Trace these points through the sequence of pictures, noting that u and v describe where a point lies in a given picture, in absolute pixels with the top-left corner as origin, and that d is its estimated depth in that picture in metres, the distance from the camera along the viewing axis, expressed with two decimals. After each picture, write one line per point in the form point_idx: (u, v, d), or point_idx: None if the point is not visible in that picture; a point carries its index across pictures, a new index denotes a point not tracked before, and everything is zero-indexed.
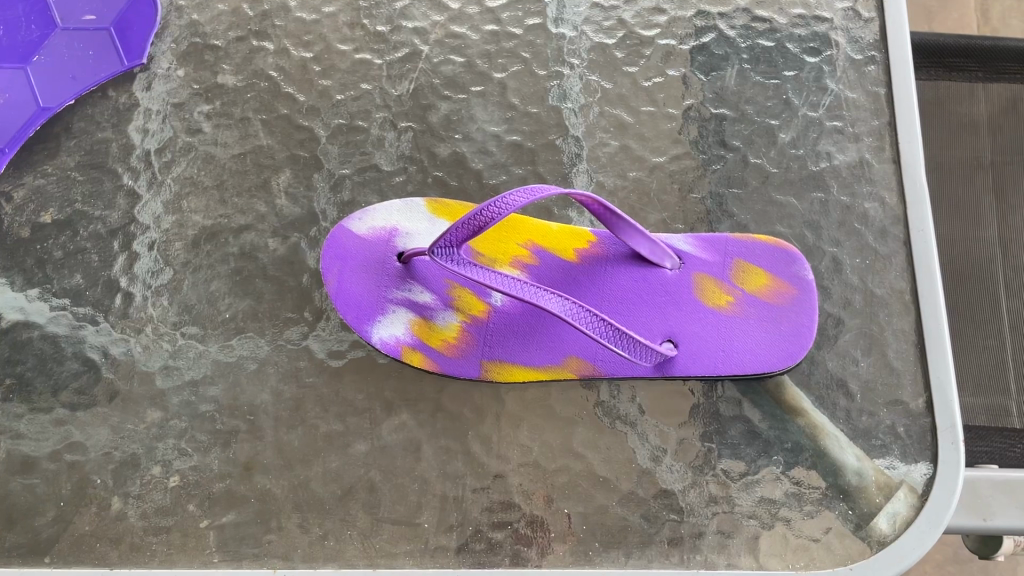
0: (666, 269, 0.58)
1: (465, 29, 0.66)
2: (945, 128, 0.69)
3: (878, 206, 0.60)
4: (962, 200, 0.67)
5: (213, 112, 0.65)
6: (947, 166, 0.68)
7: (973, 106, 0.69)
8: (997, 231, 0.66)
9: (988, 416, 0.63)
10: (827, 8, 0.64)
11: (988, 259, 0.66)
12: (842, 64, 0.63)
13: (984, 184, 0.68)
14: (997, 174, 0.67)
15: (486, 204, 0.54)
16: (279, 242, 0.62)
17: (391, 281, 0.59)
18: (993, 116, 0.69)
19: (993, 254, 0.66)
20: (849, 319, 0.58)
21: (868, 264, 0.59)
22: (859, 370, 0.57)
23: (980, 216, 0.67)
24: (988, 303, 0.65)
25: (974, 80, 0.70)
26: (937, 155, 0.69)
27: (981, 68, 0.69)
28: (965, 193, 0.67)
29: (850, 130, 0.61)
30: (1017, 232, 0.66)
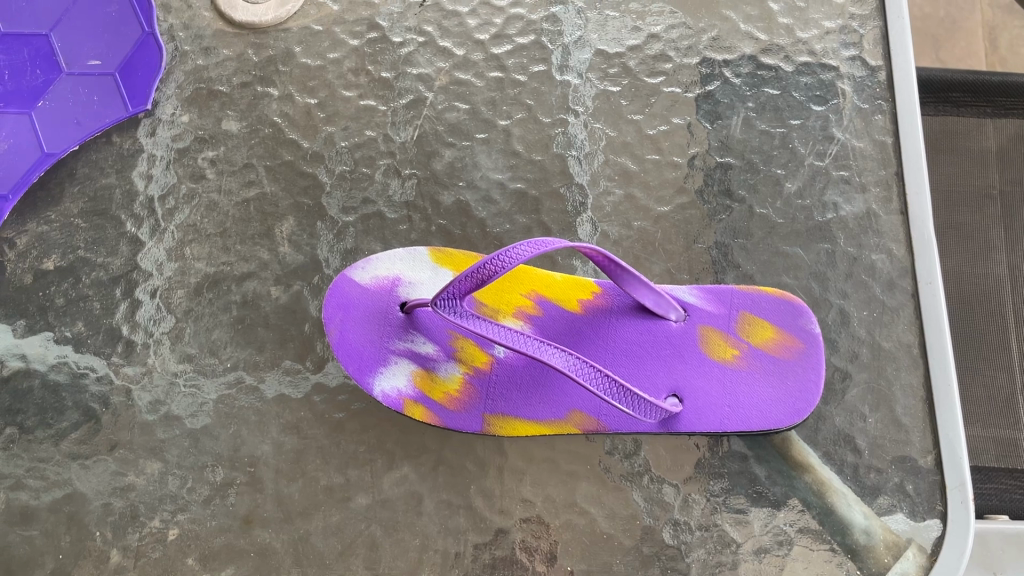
0: (671, 321, 0.58)
1: (470, 76, 0.66)
2: (951, 157, 0.64)
3: (885, 258, 0.59)
4: (969, 228, 0.63)
5: (217, 158, 0.65)
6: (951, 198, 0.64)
7: (982, 138, 0.64)
8: (1007, 260, 0.62)
9: (998, 452, 0.58)
10: (833, 56, 0.64)
11: (998, 294, 0.61)
12: (849, 113, 0.62)
13: (993, 213, 0.63)
14: (1007, 202, 0.62)
15: (489, 258, 0.53)
16: (282, 290, 0.62)
17: (394, 331, 0.58)
18: (1004, 144, 0.63)
19: (1003, 287, 0.61)
20: (856, 373, 0.58)
21: (876, 317, 0.58)
22: (866, 426, 0.57)
23: (989, 246, 0.62)
24: (998, 337, 0.60)
25: (983, 116, 0.64)
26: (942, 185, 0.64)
27: (990, 103, 0.64)
28: (972, 222, 0.63)
29: (857, 180, 0.61)
30: None
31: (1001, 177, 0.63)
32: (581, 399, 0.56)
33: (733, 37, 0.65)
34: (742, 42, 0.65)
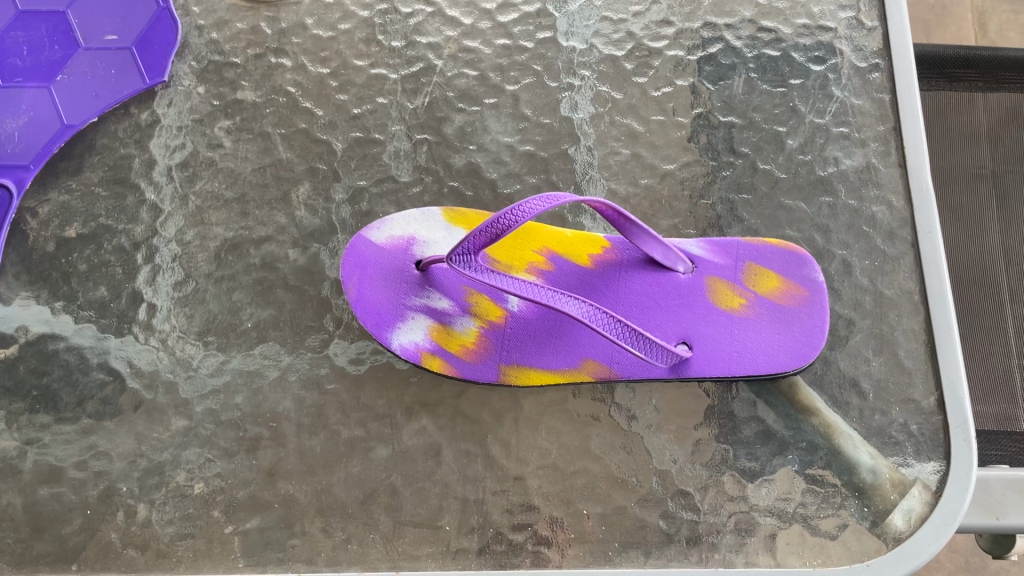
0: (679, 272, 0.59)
1: (478, 43, 0.67)
2: (947, 138, 0.70)
3: (886, 210, 0.61)
4: (966, 210, 0.69)
5: (233, 128, 0.67)
6: (950, 177, 0.69)
7: (973, 117, 0.70)
8: (1000, 241, 0.68)
9: (998, 422, 0.63)
10: (831, 17, 0.66)
11: (992, 266, 0.67)
12: (847, 71, 0.64)
13: (986, 193, 0.69)
14: (998, 184, 0.69)
15: (503, 211, 0.55)
16: (299, 252, 0.63)
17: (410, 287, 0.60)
18: (993, 126, 0.70)
19: (997, 264, 0.67)
20: (859, 320, 0.59)
21: (878, 265, 0.60)
22: (871, 370, 0.58)
23: (983, 226, 0.68)
24: (994, 311, 0.66)
25: (974, 90, 0.71)
26: (939, 165, 0.70)
27: (981, 78, 0.71)
28: (969, 203, 0.69)
29: (857, 136, 0.63)
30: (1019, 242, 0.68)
31: (992, 157, 0.70)
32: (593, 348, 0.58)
33: (733, 1, 0.67)
34: (742, 6, 0.67)
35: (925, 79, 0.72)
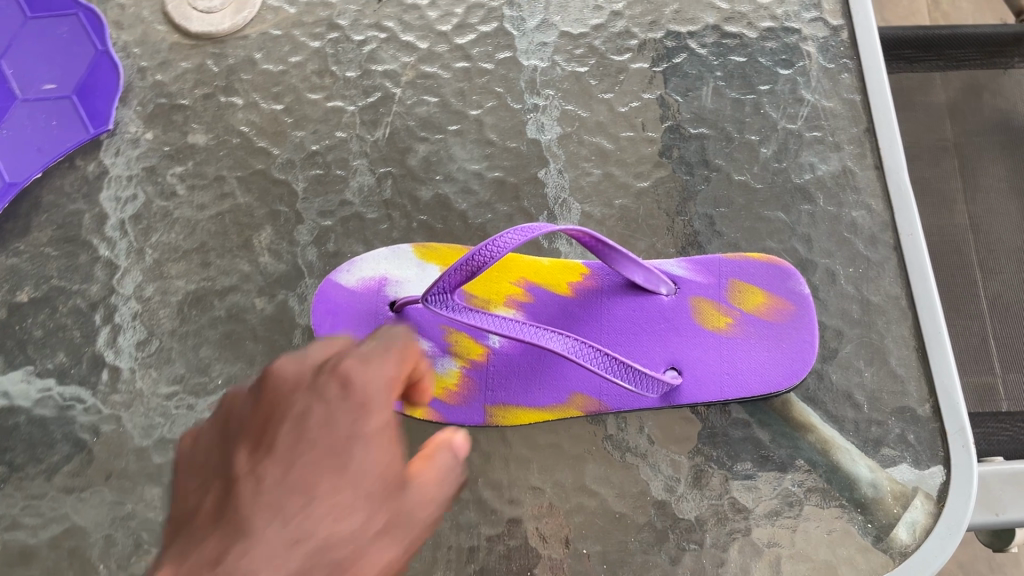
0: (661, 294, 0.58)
1: (436, 68, 0.65)
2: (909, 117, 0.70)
3: (866, 214, 0.60)
4: (930, 183, 0.68)
5: (186, 174, 0.64)
6: (914, 151, 0.69)
7: (935, 96, 0.70)
8: (967, 214, 0.67)
9: (978, 398, 0.62)
10: (795, 19, 0.64)
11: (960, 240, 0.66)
12: (816, 73, 0.63)
13: (950, 167, 0.68)
14: (962, 157, 0.68)
15: (478, 248, 0.52)
16: (266, 301, 0.61)
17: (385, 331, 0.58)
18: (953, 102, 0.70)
19: (967, 237, 0.66)
20: (848, 330, 0.58)
21: (862, 272, 0.59)
22: (863, 381, 0.57)
23: (949, 200, 0.67)
24: (965, 284, 0.65)
25: (934, 69, 0.71)
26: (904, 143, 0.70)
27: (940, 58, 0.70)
28: (933, 177, 0.68)
29: (831, 139, 0.61)
30: (987, 213, 0.67)
31: (954, 132, 0.69)
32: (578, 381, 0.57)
33: (694, 8, 0.65)
34: (705, 12, 0.65)
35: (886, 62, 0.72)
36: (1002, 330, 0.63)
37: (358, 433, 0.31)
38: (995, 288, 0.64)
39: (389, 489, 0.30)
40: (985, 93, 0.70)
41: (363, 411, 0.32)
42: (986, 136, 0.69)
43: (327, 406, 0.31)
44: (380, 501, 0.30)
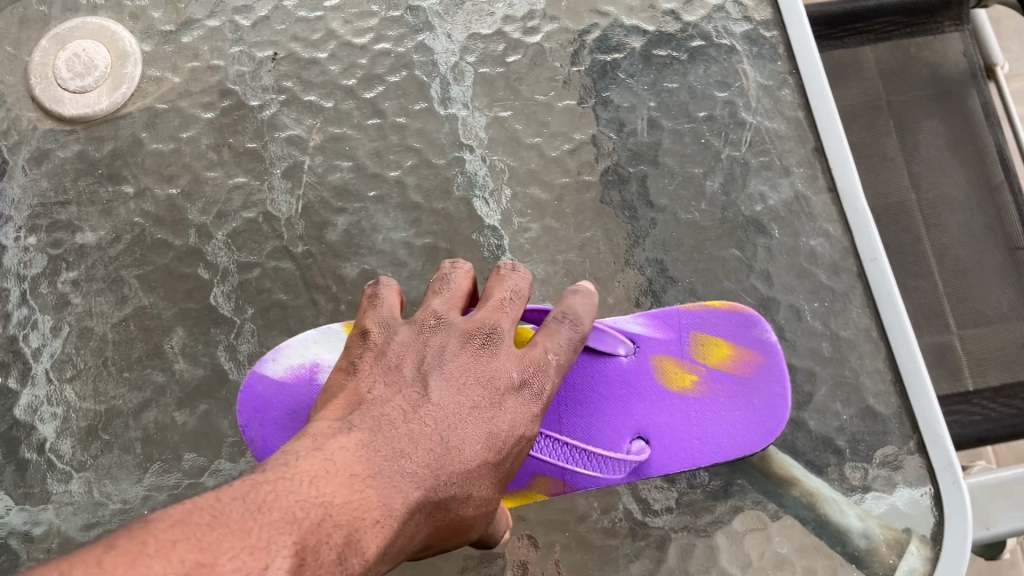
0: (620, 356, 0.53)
1: (346, 129, 0.59)
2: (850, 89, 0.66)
3: (825, 242, 0.55)
4: (864, 144, 0.65)
5: (80, 279, 0.57)
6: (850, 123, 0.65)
7: (866, 64, 0.66)
8: (907, 171, 0.63)
9: (932, 357, 0.59)
10: (725, 34, 0.59)
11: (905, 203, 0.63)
12: (754, 93, 0.58)
13: (886, 126, 0.65)
14: (896, 115, 0.65)
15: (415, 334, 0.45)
16: (187, 414, 0.55)
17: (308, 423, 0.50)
18: (882, 65, 0.66)
19: (908, 195, 0.63)
20: (820, 371, 0.55)
21: (828, 306, 0.55)
22: (842, 424, 0.54)
23: (888, 158, 0.64)
24: (911, 241, 0.62)
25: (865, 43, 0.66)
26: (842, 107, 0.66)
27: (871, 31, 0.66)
28: (869, 138, 0.65)
29: (779, 164, 0.57)
30: (929, 168, 0.63)
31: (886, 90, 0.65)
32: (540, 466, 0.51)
33: (618, 33, 0.60)
34: (630, 37, 0.60)
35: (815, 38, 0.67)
36: (954, 287, 0.60)
37: (522, 434, 0.40)
38: (943, 243, 0.61)
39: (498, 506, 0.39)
40: (914, 61, 0.65)
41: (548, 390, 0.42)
42: (916, 93, 0.65)
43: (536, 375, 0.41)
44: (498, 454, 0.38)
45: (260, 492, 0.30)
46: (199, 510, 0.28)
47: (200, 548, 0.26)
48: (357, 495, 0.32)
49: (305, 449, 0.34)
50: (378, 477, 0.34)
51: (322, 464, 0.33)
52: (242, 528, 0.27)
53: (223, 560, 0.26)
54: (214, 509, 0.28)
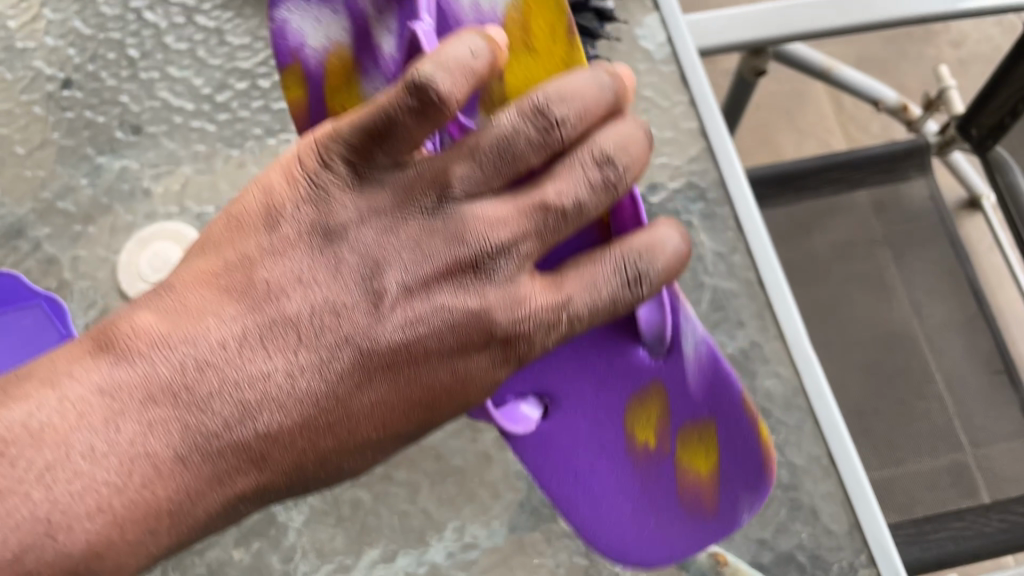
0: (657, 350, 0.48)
1: None
2: (851, 225, 1.05)
3: (777, 381, 0.66)
4: (870, 274, 1.04)
5: None
6: (853, 248, 1.05)
7: (851, 204, 1.06)
8: (905, 299, 1.03)
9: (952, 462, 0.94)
10: (686, 211, 0.72)
11: (907, 328, 1.01)
12: (711, 257, 0.70)
13: (884, 257, 1.05)
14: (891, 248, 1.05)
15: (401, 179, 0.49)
16: (243, 552, 0.63)
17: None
18: (875, 203, 1.05)
19: (911, 321, 1.02)
20: (780, 495, 0.63)
21: (783, 438, 0.65)
22: (802, 541, 0.62)
23: (889, 289, 1.03)
24: (922, 363, 0.99)
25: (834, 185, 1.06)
26: (849, 238, 1.05)
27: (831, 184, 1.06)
28: (869, 268, 1.05)
29: (735, 318, 0.68)
30: (917, 302, 1.02)
31: (882, 228, 1.05)
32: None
33: None
34: None
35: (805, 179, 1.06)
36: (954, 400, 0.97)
37: (460, 381, 0.43)
38: (944, 367, 0.99)
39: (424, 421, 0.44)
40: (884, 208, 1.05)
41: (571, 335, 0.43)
42: (907, 233, 1.05)
43: (533, 316, 0.42)
44: (415, 407, 0.43)
45: (135, 339, 0.40)
46: (100, 383, 0.39)
47: (80, 421, 0.38)
48: (224, 400, 0.40)
49: (214, 315, 0.41)
50: (262, 391, 0.40)
51: (221, 317, 0.41)
52: (125, 430, 0.39)
53: (71, 437, 0.38)
54: (116, 334, 0.41)
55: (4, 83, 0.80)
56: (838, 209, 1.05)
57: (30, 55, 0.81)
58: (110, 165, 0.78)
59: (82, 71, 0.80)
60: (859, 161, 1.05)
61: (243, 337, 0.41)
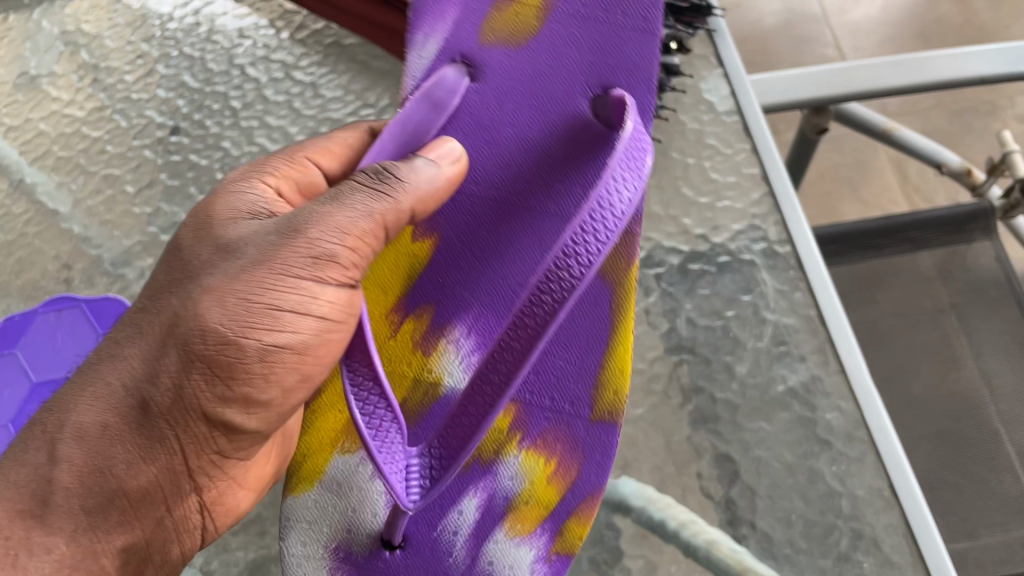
0: (460, 92, 0.57)
1: None
2: (914, 286, 1.01)
3: (839, 415, 0.69)
4: (935, 341, 0.99)
5: None
6: (913, 318, 1.00)
7: (920, 261, 1.01)
8: (975, 368, 0.96)
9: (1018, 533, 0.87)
10: (747, 251, 0.77)
11: (977, 398, 0.94)
12: (772, 295, 0.74)
13: (952, 324, 0.99)
14: (960, 317, 0.99)
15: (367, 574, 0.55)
16: None
17: (599, 232, 0.46)
18: (940, 264, 1.01)
19: (979, 389, 0.95)
20: (840, 524, 0.66)
21: (844, 468, 0.68)
22: (863, 570, 0.65)
23: (959, 360, 0.97)
24: (991, 435, 0.92)
25: (916, 251, 1.01)
26: (906, 309, 1.01)
27: (910, 244, 1.02)
28: (934, 335, 0.99)
29: (796, 352, 0.72)
30: (990, 369, 0.96)
31: (949, 295, 1.00)
32: (461, 538, 0.57)
33: (720, 217, 0.78)
34: (734, 222, 0.78)
35: (855, 253, 1.03)
36: None
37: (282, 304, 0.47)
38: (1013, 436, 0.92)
39: (280, 308, 0.47)
40: (948, 275, 1.00)
41: (357, 225, 0.48)
42: (969, 299, 0.99)
43: (296, 245, 0.48)
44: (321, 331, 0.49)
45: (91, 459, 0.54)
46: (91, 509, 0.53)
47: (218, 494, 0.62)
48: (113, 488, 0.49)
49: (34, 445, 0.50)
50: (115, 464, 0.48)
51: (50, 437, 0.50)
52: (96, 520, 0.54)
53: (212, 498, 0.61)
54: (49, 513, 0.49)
55: (120, 129, 0.88)
56: (901, 269, 1.01)
57: (143, 105, 0.89)
58: None
59: (189, 119, 0.88)
60: (924, 222, 1.01)
61: (101, 435, 0.49)
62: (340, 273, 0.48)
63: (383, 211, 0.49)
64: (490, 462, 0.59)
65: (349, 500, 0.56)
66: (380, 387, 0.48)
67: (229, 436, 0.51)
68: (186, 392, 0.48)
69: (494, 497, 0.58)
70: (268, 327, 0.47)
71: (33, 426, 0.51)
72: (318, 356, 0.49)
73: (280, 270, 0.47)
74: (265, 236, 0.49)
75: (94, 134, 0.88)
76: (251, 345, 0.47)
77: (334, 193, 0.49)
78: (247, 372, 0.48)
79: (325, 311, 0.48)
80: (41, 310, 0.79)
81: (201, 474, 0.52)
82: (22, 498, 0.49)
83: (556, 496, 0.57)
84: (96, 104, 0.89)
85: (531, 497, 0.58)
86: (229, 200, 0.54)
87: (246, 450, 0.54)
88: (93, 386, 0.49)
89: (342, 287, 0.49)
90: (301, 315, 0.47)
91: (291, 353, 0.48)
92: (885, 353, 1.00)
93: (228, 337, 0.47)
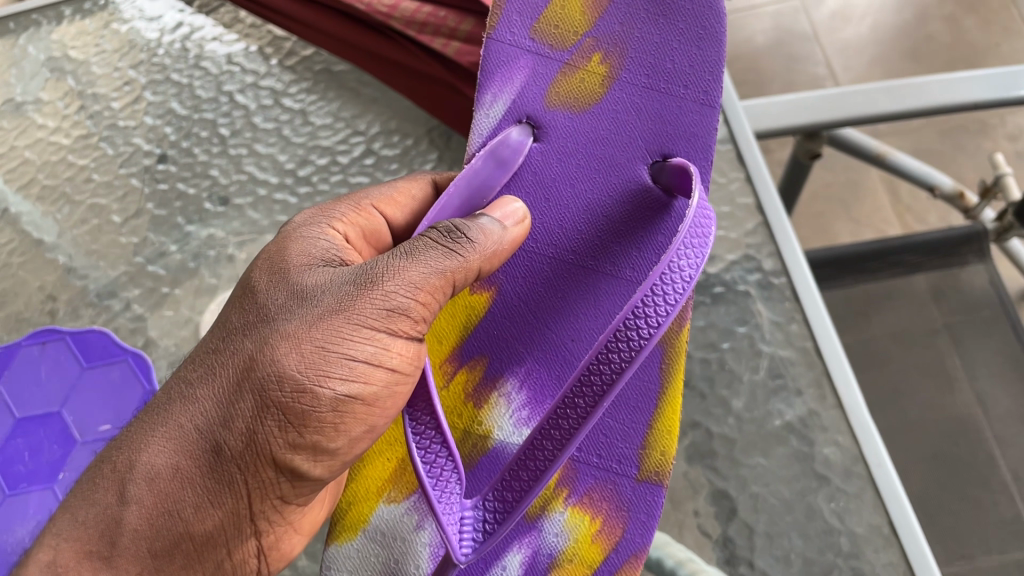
0: (523, 151, 0.61)
1: None
2: (908, 307, 0.99)
3: (837, 450, 0.68)
4: (930, 363, 0.98)
5: None
6: (907, 339, 0.99)
7: (914, 281, 1.00)
8: (970, 390, 0.95)
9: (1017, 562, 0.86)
10: (742, 282, 0.76)
11: (972, 420, 0.94)
12: (768, 327, 0.74)
13: (944, 345, 0.98)
14: (953, 334, 0.97)
15: None
16: None
17: (667, 295, 0.48)
18: (933, 284, 0.99)
19: (974, 411, 0.95)
20: (839, 563, 0.65)
21: (843, 505, 0.67)
22: None
23: (954, 381, 0.96)
24: (988, 461, 0.92)
25: (910, 272, 1.00)
26: (901, 329, 1.00)
27: (904, 265, 1.00)
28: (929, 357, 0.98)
29: (793, 386, 0.71)
30: (984, 391, 0.95)
31: (943, 315, 0.98)
32: None
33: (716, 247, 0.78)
34: (729, 252, 0.78)
35: (850, 275, 1.02)
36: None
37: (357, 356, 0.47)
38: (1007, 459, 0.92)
39: (350, 359, 0.47)
40: (943, 295, 0.99)
41: (429, 278, 0.49)
42: (964, 319, 0.97)
43: (374, 296, 0.48)
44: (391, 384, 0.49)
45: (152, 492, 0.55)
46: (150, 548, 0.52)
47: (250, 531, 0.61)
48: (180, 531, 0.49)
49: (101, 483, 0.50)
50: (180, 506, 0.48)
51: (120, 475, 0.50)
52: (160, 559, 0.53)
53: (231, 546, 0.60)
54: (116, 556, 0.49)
55: (106, 157, 0.87)
56: (896, 293, 1.00)
57: (130, 132, 0.87)
58: (198, 233, 0.84)
59: (177, 147, 0.87)
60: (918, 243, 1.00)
61: (167, 478, 0.48)
62: (412, 326, 0.49)
63: (453, 268, 0.49)
64: (536, 517, 0.57)
65: (392, 551, 0.56)
66: (442, 435, 0.50)
67: (294, 484, 0.50)
68: (256, 437, 0.47)
69: (541, 553, 0.57)
70: (341, 378, 0.47)
71: (100, 464, 0.51)
72: (386, 408, 0.50)
73: (356, 321, 0.47)
74: (338, 282, 0.49)
75: (80, 162, 0.87)
76: (323, 396, 0.47)
77: (408, 248, 0.49)
78: (317, 422, 0.47)
79: (394, 363, 0.48)
80: (24, 342, 0.77)
81: (263, 517, 0.52)
82: (92, 538, 0.49)
83: (601, 556, 0.56)
84: (83, 131, 0.88)
85: (575, 555, 0.56)
86: (303, 243, 0.54)
87: (308, 496, 0.53)
88: (162, 427, 0.49)
89: (412, 339, 0.49)
90: (374, 367, 0.48)
91: (361, 406, 0.48)
92: (879, 377, 0.99)
93: (303, 384, 0.47)
